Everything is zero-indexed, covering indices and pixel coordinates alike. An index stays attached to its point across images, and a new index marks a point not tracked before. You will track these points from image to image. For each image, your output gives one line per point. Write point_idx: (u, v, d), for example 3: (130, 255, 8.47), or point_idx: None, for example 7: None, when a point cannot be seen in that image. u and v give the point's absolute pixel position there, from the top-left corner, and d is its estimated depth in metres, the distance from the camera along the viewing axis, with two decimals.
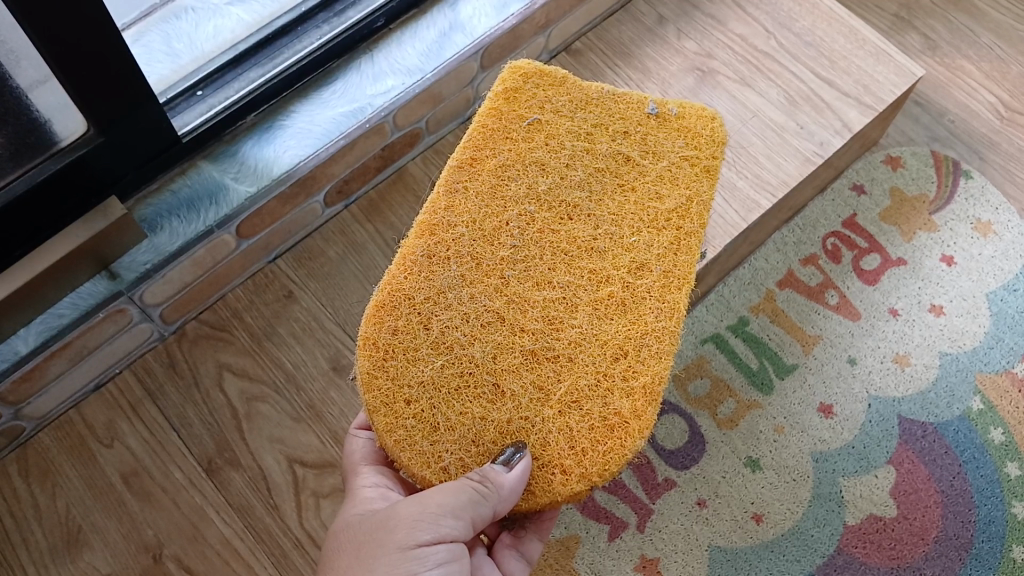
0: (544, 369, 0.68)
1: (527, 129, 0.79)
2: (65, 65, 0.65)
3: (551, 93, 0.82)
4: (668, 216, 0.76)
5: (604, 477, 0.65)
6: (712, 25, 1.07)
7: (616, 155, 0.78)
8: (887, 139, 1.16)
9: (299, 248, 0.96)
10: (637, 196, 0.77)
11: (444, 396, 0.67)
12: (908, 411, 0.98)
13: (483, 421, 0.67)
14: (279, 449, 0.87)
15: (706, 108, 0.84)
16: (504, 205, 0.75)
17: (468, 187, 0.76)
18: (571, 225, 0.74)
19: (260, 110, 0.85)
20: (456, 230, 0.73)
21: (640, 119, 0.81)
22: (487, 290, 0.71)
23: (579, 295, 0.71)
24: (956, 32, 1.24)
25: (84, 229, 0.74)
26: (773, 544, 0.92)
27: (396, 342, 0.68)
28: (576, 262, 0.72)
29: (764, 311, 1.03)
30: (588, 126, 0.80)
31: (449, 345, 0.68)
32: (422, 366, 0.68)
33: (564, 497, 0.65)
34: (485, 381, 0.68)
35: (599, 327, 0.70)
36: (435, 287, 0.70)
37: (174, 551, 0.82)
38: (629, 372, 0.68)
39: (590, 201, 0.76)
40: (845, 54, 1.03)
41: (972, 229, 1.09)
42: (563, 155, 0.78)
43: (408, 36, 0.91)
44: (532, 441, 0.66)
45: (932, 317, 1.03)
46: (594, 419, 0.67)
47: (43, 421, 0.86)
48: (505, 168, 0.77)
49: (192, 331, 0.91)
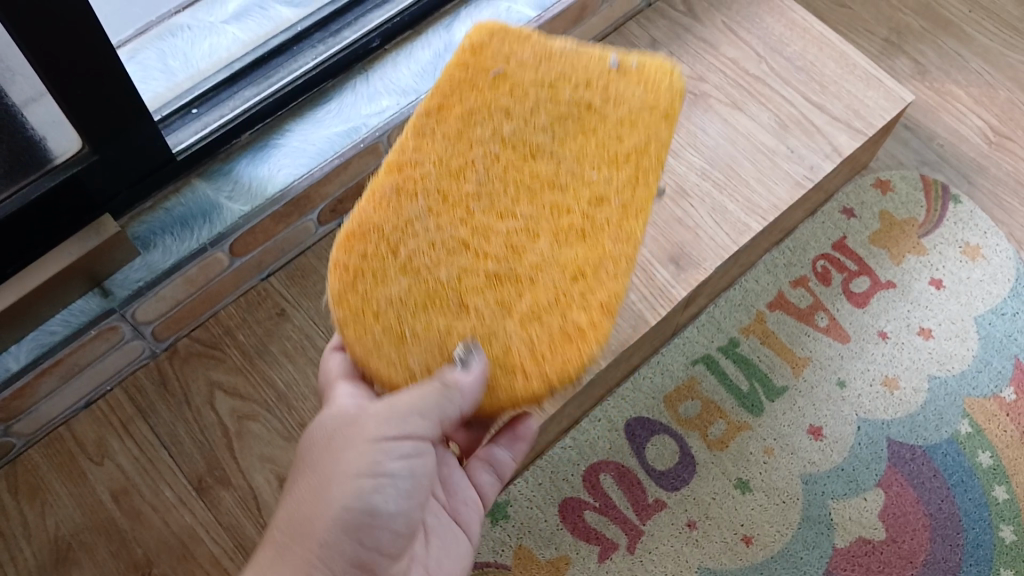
0: (503, 294, 0.63)
1: (492, 77, 0.71)
2: (61, 83, 0.65)
3: (510, 45, 0.72)
4: (625, 155, 0.69)
5: (562, 379, 0.62)
6: (703, 48, 1.08)
7: (574, 102, 0.71)
8: (877, 163, 1.17)
9: (291, 267, 0.96)
10: (597, 138, 0.70)
11: (409, 314, 0.62)
12: (896, 434, 0.99)
13: (446, 336, 0.62)
14: (269, 468, 0.86)
15: (666, 62, 0.73)
16: (469, 146, 0.68)
17: (434, 132, 0.69)
18: (533, 163, 0.69)
19: (255, 128, 0.85)
20: (423, 168, 0.67)
21: (603, 71, 0.72)
22: (449, 216, 0.66)
23: (541, 224, 0.66)
24: (945, 57, 1.26)
25: (77, 246, 0.74)
26: (763, 566, 0.92)
27: (365, 263, 0.63)
28: (539, 196, 0.67)
29: (754, 333, 1.03)
30: (550, 73, 0.72)
31: (410, 266, 0.63)
32: (389, 287, 0.63)
33: (523, 398, 0.62)
34: (441, 296, 0.63)
35: (559, 254, 0.65)
36: (404, 216, 0.65)
37: (162, 570, 0.82)
38: (589, 291, 0.64)
39: (551, 143, 0.69)
40: (835, 79, 1.04)
41: (961, 253, 1.10)
42: (524, 102, 0.70)
43: (403, 57, 0.92)
44: (494, 351, 0.62)
45: (921, 340, 1.04)
46: (555, 331, 0.62)
47: (33, 438, 0.85)
48: (469, 113, 0.69)
49: (184, 349, 0.91)
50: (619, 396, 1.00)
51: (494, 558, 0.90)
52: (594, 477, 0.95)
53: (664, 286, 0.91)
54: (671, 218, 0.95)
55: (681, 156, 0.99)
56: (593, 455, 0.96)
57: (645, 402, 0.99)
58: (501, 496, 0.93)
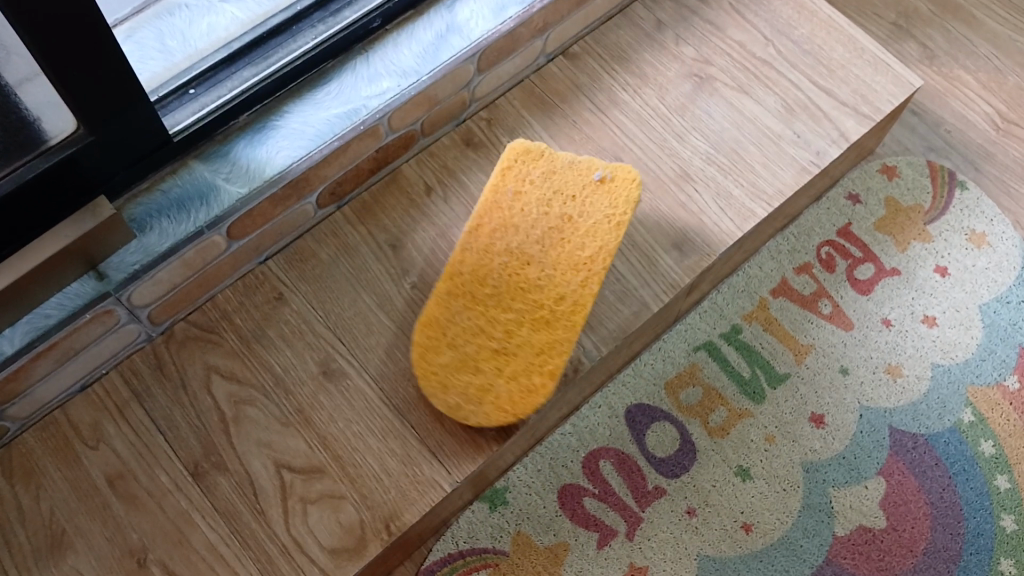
0: (505, 361, 0.81)
1: (509, 199, 0.87)
2: (56, 65, 0.64)
3: (526, 166, 0.89)
4: (586, 261, 0.84)
5: (522, 411, 0.80)
6: (710, 31, 1.06)
7: (559, 216, 0.86)
8: (883, 149, 1.15)
9: (289, 250, 0.92)
10: (569, 247, 0.85)
11: (443, 383, 0.81)
12: (899, 423, 0.98)
13: (467, 409, 0.80)
14: (266, 454, 0.82)
15: (630, 171, 0.88)
16: (491, 259, 0.85)
17: (465, 263, 0.84)
18: (526, 272, 0.84)
19: (253, 110, 0.84)
20: (465, 257, 0.85)
21: (583, 187, 0.87)
22: (476, 310, 0.83)
23: (530, 275, 0.84)
24: (953, 41, 1.24)
25: (72, 229, 0.72)
26: (762, 554, 0.91)
27: (430, 342, 0.82)
28: (530, 271, 0.84)
29: (757, 320, 1.02)
30: (551, 191, 0.87)
31: (438, 378, 0.81)
32: (444, 352, 0.81)
33: (509, 418, 0.80)
34: (472, 366, 0.81)
35: (538, 338, 0.81)
36: (448, 322, 0.82)
37: (159, 556, 0.78)
38: (549, 357, 0.81)
39: (540, 253, 0.85)
40: (843, 63, 1.03)
41: (967, 240, 1.09)
42: (527, 221, 0.86)
43: (404, 38, 0.90)
44: (492, 402, 0.80)
45: (925, 329, 1.03)
46: (525, 390, 0.80)
47: (28, 421, 0.82)
48: (496, 229, 0.86)
49: (180, 332, 0.87)
50: (620, 381, 0.99)
51: (493, 543, 0.90)
52: (594, 463, 0.94)
53: (667, 273, 0.92)
54: (675, 204, 0.95)
55: (686, 141, 0.99)
56: (593, 441, 0.95)
57: (645, 388, 0.98)
58: (500, 482, 0.93)
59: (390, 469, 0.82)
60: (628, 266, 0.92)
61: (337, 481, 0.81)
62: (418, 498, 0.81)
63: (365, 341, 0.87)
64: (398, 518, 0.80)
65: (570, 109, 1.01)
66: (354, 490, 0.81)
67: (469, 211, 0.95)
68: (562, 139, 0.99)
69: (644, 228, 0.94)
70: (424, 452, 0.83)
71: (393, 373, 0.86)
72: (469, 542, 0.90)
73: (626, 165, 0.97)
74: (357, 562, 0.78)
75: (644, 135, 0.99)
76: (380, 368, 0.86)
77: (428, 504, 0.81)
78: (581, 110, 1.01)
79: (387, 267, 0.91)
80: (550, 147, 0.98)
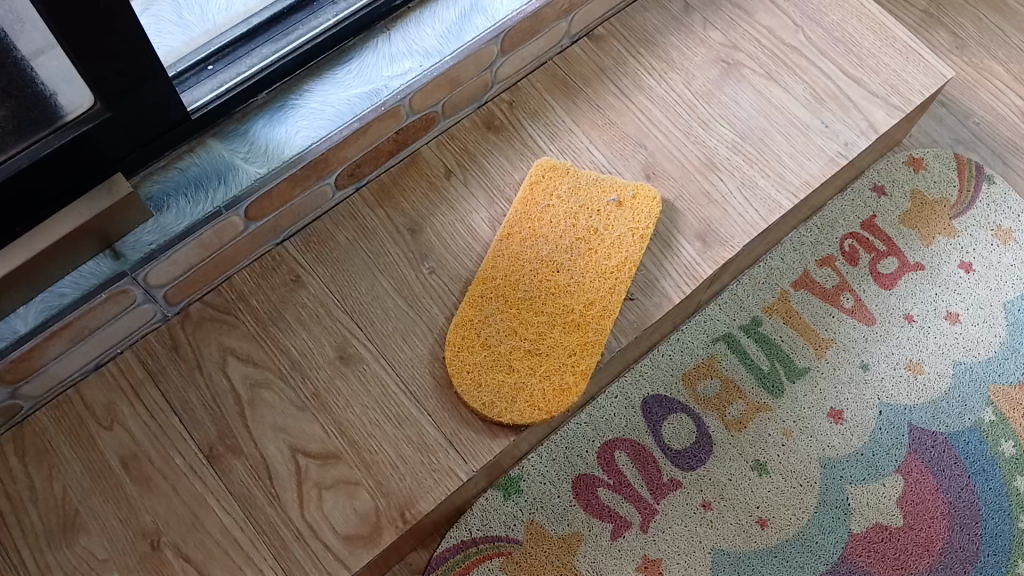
0: (538, 361, 0.84)
1: (538, 211, 0.91)
2: (71, 34, 0.61)
3: (553, 182, 0.92)
4: (612, 270, 0.88)
5: (554, 410, 0.82)
6: (739, 15, 1.04)
7: (586, 228, 0.90)
8: (911, 141, 1.13)
9: (307, 231, 0.91)
10: (596, 257, 0.89)
11: (476, 383, 0.83)
12: (918, 420, 0.97)
13: (498, 408, 0.82)
14: (282, 438, 0.81)
15: (651, 189, 0.92)
16: (521, 267, 0.88)
17: (496, 272, 0.88)
18: (556, 278, 0.88)
19: (272, 88, 0.82)
20: (496, 264, 0.88)
21: (606, 206, 0.91)
22: (508, 313, 0.86)
23: (559, 282, 0.87)
24: (985, 31, 1.22)
25: (87, 208, 0.71)
26: (777, 549, 0.91)
27: (463, 345, 0.84)
28: (557, 278, 0.88)
29: (777, 312, 1.01)
30: (578, 205, 0.91)
31: (471, 378, 0.83)
32: (475, 353, 0.84)
33: (540, 417, 0.82)
34: (506, 366, 0.84)
35: (569, 341, 0.85)
36: (480, 327, 0.85)
37: (172, 539, 0.77)
38: (577, 359, 0.84)
39: (569, 262, 0.88)
40: (874, 52, 1.01)
41: (993, 236, 1.07)
42: (556, 233, 0.90)
43: (427, 16, 0.88)
44: (522, 401, 0.82)
45: (948, 325, 1.02)
46: (555, 390, 0.83)
47: (41, 400, 0.81)
48: (526, 238, 0.89)
49: (196, 313, 0.86)
50: (638, 371, 0.97)
51: (506, 532, 0.89)
52: (609, 454, 0.93)
53: (689, 264, 0.90)
54: (699, 193, 0.94)
55: (711, 128, 0.97)
56: (609, 431, 0.94)
57: (663, 378, 0.97)
58: (515, 470, 0.92)
59: (406, 456, 0.81)
60: (649, 256, 0.90)
61: (352, 467, 0.80)
62: (434, 486, 0.80)
63: (382, 326, 0.86)
64: (413, 506, 0.79)
65: (594, 93, 0.99)
66: (369, 476, 0.80)
67: (489, 195, 0.93)
68: (586, 124, 0.97)
69: (668, 216, 0.92)
70: (441, 440, 0.82)
71: (410, 360, 0.85)
72: (483, 530, 0.89)
73: (650, 152, 0.95)
74: (371, 549, 0.78)
75: (668, 121, 0.97)
76: (397, 354, 0.85)
77: (443, 492, 0.80)
78: (605, 94, 0.99)
79: (406, 251, 0.90)
80: (573, 132, 0.96)
